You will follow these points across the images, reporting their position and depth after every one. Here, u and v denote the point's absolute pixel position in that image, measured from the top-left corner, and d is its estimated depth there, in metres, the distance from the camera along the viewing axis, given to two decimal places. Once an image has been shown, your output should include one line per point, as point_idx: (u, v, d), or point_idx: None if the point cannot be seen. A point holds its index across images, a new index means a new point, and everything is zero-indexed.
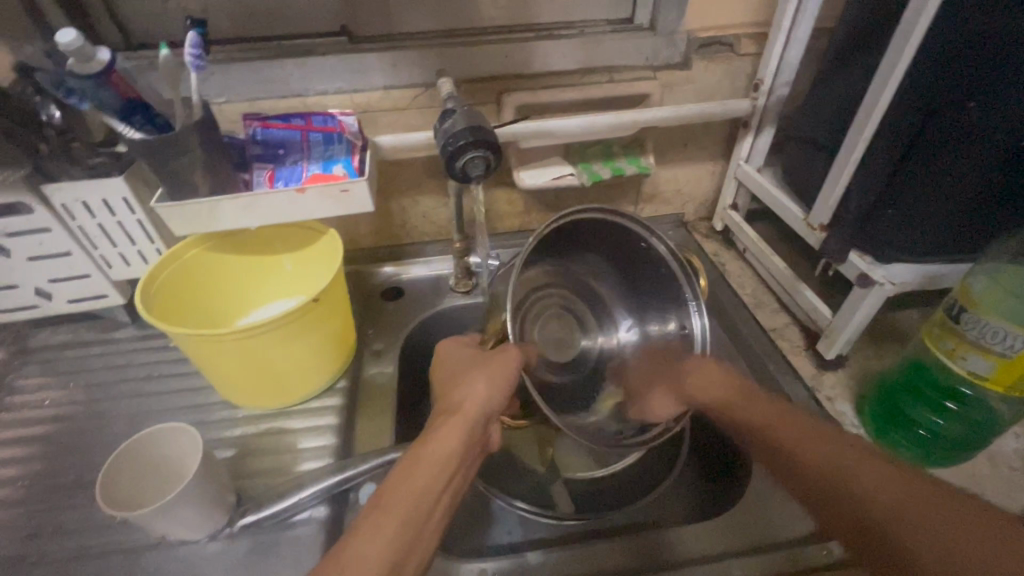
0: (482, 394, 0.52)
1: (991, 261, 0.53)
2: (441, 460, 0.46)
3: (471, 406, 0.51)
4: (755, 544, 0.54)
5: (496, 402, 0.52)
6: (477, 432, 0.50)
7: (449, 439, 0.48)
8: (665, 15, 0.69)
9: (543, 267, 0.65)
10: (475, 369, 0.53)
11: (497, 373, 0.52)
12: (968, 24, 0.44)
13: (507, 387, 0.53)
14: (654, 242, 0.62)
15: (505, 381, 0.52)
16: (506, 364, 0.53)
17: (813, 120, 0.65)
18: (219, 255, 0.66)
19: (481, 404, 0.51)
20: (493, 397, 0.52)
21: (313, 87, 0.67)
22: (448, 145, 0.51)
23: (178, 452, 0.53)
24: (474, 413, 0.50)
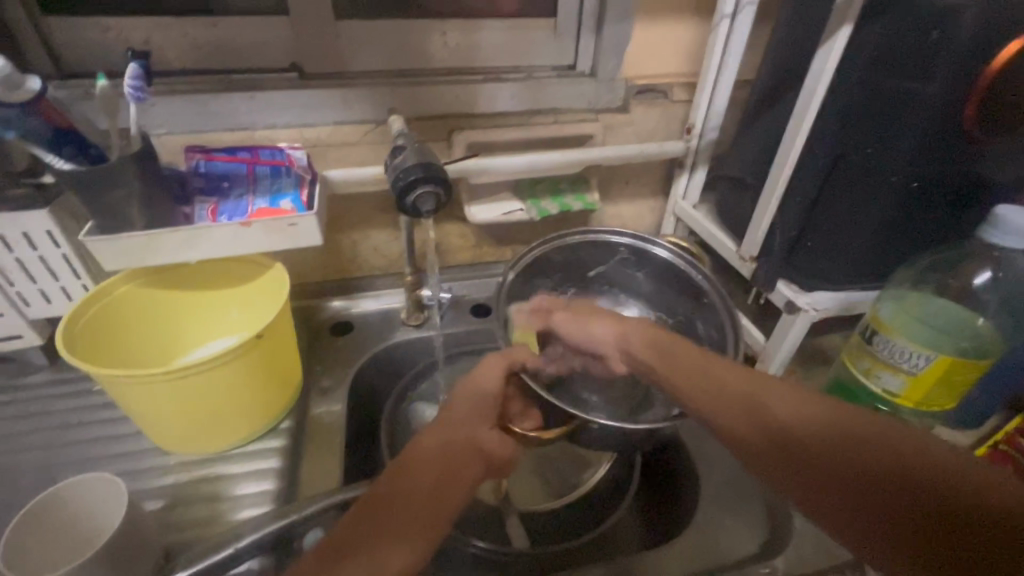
0: (466, 404, 0.52)
1: (896, 288, 0.60)
2: (427, 466, 0.45)
3: (455, 415, 0.51)
4: (705, 567, 0.55)
5: (483, 412, 0.53)
6: (468, 434, 0.49)
7: (434, 444, 0.47)
8: (605, 63, 0.74)
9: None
10: (464, 386, 0.55)
11: (480, 382, 0.55)
12: (864, 81, 0.50)
13: (493, 395, 0.55)
14: (622, 242, 0.71)
15: (487, 389, 0.55)
16: (492, 376, 0.56)
17: (741, 162, 0.71)
18: (153, 290, 0.63)
19: (468, 412, 0.52)
20: (479, 402, 0.53)
21: (262, 121, 0.66)
22: (399, 180, 0.52)
23: (98, 511, 0.48)
24: (460, 420, 0.50)
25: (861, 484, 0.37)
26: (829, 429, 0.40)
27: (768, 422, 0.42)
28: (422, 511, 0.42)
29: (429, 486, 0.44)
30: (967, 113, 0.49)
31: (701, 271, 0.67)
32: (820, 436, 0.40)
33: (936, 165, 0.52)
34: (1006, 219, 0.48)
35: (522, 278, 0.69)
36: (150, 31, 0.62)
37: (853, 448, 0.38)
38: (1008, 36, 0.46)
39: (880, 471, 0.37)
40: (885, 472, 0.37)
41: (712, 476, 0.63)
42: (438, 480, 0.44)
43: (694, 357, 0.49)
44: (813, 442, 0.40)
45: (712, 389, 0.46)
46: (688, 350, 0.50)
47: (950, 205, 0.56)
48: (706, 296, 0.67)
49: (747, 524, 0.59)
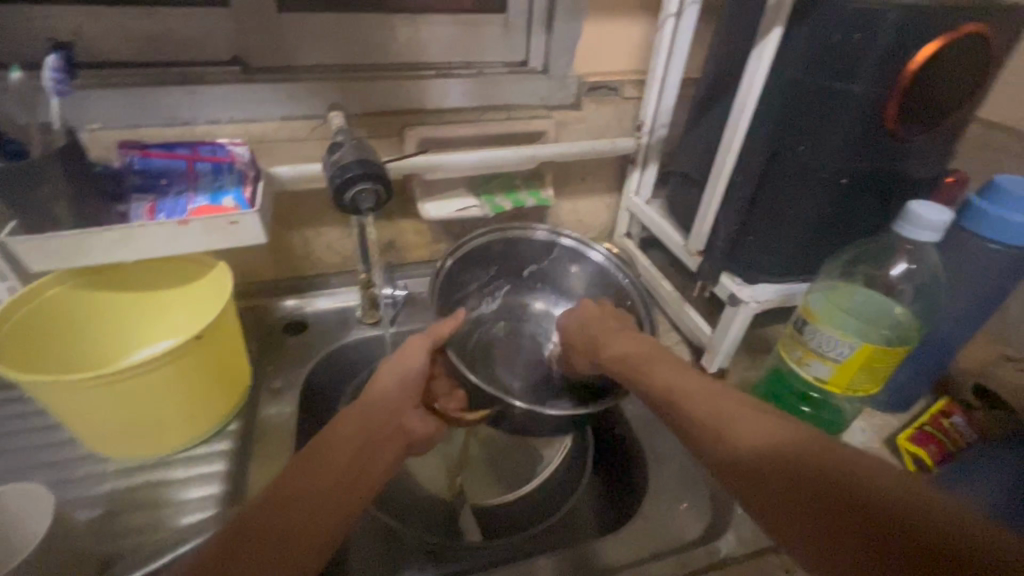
0: (393, 385, 0.53)
1: (826, 279, 0.64)
2: (333, 456, 0.45)
3: (379, 395, 0.51)
4: (653, 552, 0.56)
5: (397, 393, 0.53)
6: (388, 417, 0.51)
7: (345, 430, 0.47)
8: (556, 60, 0.75)
9: (474, 312, 0.76)
10: (392, 363, 0.54)
11: (403, 363, 0.54)
12: (795, 80, 0.52)
13: (421, 374, 0.55)
14: (562, 240, 0.72)
15: (414, 370, 0.54)
16: (417, 354, 0.55)
17: (687, 158, 0.72)
18: (87, 292, 0.60)
19: (395, 394, 0.52)
20: (406, 385, 0.53)
21: (202, 116, 0.65)
22: (336, 177, 0.51)
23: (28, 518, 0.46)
24: (384, 401, 0.51)
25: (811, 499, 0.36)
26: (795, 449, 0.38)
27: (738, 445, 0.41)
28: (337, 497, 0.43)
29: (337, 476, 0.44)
30: (889, 113, 0.51)
31: (627, 274, 0.70)
32: (781, 456, 0.38)
33: (864, 162, 0.55)
34: (917, 213, 0.51)
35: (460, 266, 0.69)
36: (79, 21, 0.59)
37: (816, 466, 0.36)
38: (922, 40, 0.48)
39: (831, 486, 0.35)
40: (844, 492, 0.34)
41: (660, 465, 0.65)
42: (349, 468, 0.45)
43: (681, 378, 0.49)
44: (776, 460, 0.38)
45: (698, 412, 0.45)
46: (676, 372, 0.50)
47: (875, 199, 0.59)
48: (631, 300, 0.69)
49: (693, 509, 0.61)
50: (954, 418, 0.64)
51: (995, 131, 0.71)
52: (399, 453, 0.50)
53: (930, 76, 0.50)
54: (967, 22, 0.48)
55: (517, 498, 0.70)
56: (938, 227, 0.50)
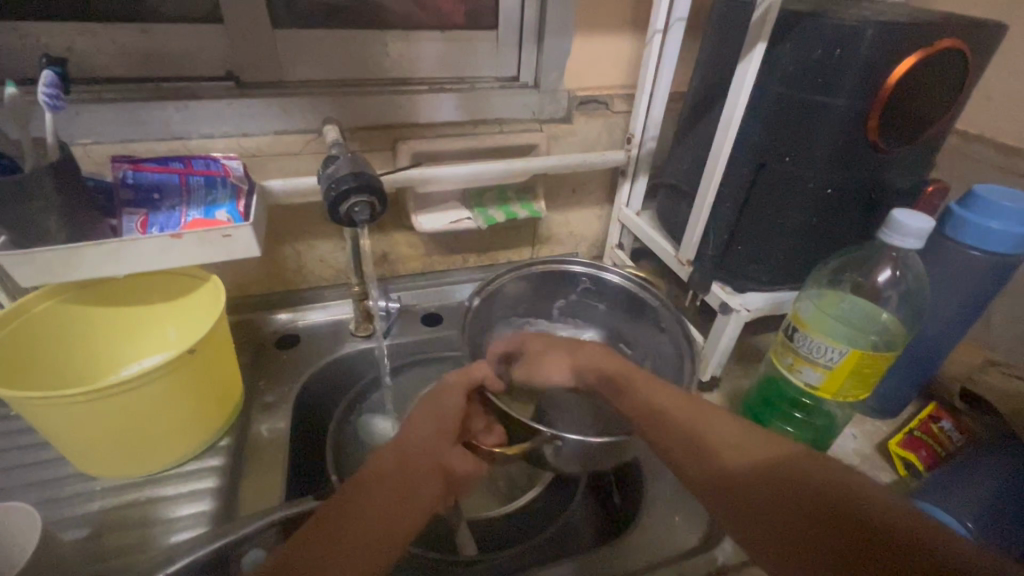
0: (427, 425, 0.51)
1: (813, 287, 0.64)
2: (375, 490, 0.44)
3: (414, 437, 0.49)
4: (651, 562, 0.56)
5: (436, 430, 0.51)
6: (425, 458, 0.48)
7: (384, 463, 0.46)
8: (547, 75, 0.76)
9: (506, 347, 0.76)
10: (427, 405, 0.54)
11: (436, 404, 0.53)
12: (779, 94, 0.54)
13: (455, 414, 0.54)
14: (581, 270, 0.74)
15: (445, 410, 0.53)
16: (454, 395, 0.55)
17: (676, 170, 0.74)
18: (78, 306, 0.60)
19: (430, 434, 0.50)
20: (441, 424, 0.52)
21: (196, 131, 0.65)
22: (332, 189, 0.51)
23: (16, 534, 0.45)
24: (419, 441, 0.49)
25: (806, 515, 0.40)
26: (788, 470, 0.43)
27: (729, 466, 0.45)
28: (378, 533, 0.42)
29: (382, 508, 0.43)
30: (871, 125, 0.53)
31: (652, 293, 0.70)
32: (777, 477, 0.43)
33: (847, 172, 0.56)
34: (900, 222, 0.52)
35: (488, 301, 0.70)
36: (72, 37, 0.59)
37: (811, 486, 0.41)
38: (900, 55, 0.49)
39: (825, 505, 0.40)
40: (820, 499, 0.40)
41: (656, 475, 0.65)
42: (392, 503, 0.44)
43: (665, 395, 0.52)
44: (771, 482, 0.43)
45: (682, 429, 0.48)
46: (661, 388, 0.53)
47: (860, 207, 0.60)
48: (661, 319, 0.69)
49: (689, 519, 0.61)
50: (943, 423, 0.65)
51: (971, 142, 0.73)
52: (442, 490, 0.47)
53: (909, 88, 0.51)
54: (944, 37, 0.50)
55: (513, 511, 0.70)
56: (922, 234, 0.52)
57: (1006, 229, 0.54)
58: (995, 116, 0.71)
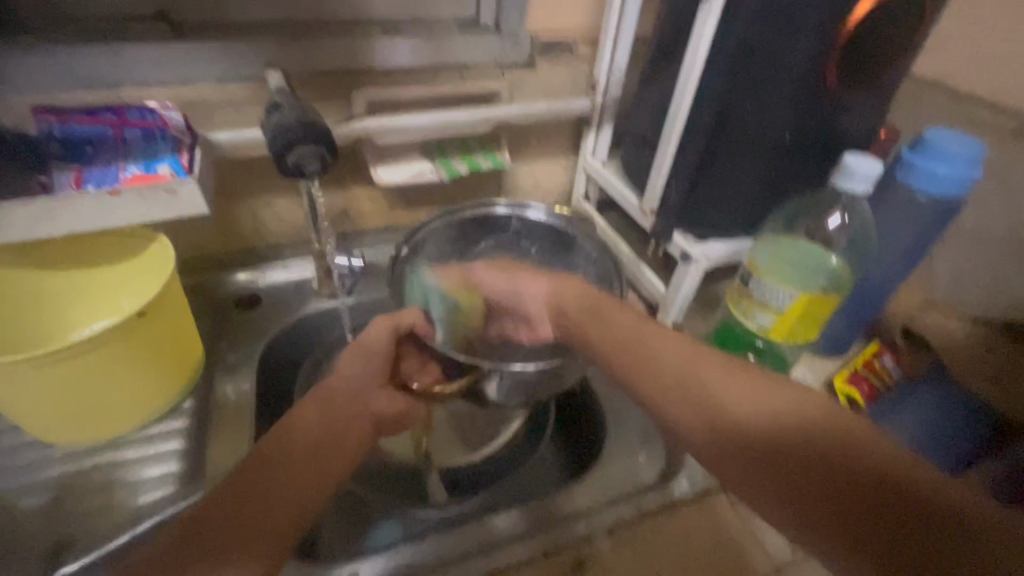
0: (357, 371, 0.52)
1: (771, 234, 0.65)
2: (298, 444, 0.44)
3: (343, 381, 0.50)
4: (613, 498, 0.59)
5: (361, 379, 0.51)
6: (354, 404, 0.49)
7: (311, 418, 0.46)
8: (508, 17, 0.73)
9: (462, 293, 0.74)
10: (355, 353, 0.53)
11: (368, 352, 0.53)
12: (742, 36, 0.52)
13: (384, 357, 0.54)
14: (500, 210, 0.72)
15: (377, 351, 0.54)
16: (379, 338, 0.54)
17: (641, 118, 0.73)
18: (14, 271, 0.57)
19: (362, 377, 0.51)
20: (371, 365, 0.53)
21: (129, 78, 0.60)
22: (277, 139, 0.49)
23: None
24: (347, 387, 0.50)
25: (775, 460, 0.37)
26: (777, 421, 0.38)
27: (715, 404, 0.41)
28: (304, 487, 0.42)
29: (301, 466, 0.43)
30: (829, 71, 0.54)
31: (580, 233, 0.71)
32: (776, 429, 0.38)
33: (803, 118, 0.57)
34: (852, 166, 0.53)
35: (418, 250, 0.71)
36: None
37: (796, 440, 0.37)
38: None
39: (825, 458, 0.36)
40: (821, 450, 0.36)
41: (620, 419, 0.67)
42: (322, 450, 0.44)
43: (654, 342, 0.47)
44: (748, 434, 0.39)
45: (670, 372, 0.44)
46: (645, 328, 0.49)
47: (815, 152, 0.61)
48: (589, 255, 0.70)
49: (650, 458, 0.64)
50: (885, 361, 0.69)
51: (927, 88, 0.74)
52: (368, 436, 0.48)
53: (866, 31, 0.51)
54: None
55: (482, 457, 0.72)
56: (871, 179, 0.53)
57: (952, 172, 0.55)
58: (951, 61, 0.72)
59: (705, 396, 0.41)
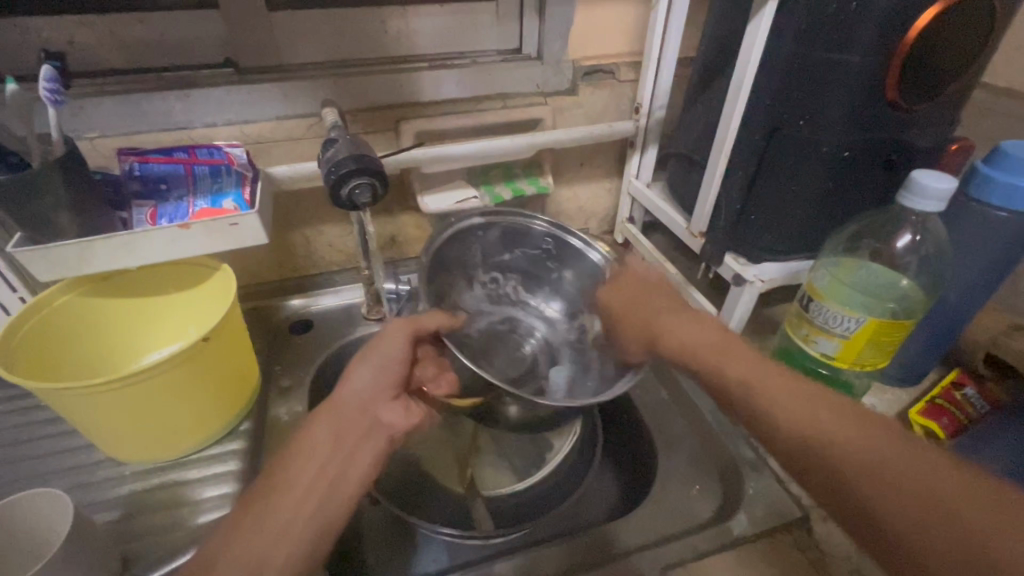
0: (367, 377, 0.50)
1: (830, 255, 0.63)
2: (307, 464, 0.44)
3: (350, 392, 0.49)
4: (662, 535, 0.56)
5: (378, 391, 0.50)
6: (361, 415, 0.48)
7: (333, 426, 0.46)
8: (550, 46, 0.74)
9: (468, 302, 0.69)
10: (360, 366, 0.51)
11: (382, 361, 0.52)
12: (792, 54, 0.51)
13: (399, 362, 0.52)
14: (539, 225, 0.67)
15: (392, 354, 0.52)
16: (393, 342, 0.53)
17: (686, 139, 0.72)
18: (95, 299, 0.61)
19: (371, 386, 0.50)
20: (381, 373, 0.51)
21: (199, 119, 0.65)
22: (332, 173, 0.51)
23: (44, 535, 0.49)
24: (355, 397, 0.49)
25: (906, 529, 0.37)
26: (922, 517, 0.36)
27: (865, 469, 0.39)
28: (321, 493, 0.43)
29: (311, 481, 0.43)
30: (889, 83, 0.50)
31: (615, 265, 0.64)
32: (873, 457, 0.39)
33: (864, 134, 0.54)
34: (921, 183, 0.50)
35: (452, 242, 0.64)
36: (71, 30, 0.59)
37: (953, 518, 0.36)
38: (921, 4, 0.47)
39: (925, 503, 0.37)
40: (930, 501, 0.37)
41: (670, 449, 0.65)
42: (326, 472, 0.44)
43: (729, 361, 0.49)
44: (828, 453, 0.41)
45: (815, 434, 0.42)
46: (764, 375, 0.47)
47: (878, 168, 0.58)
48: None
49: (704, 491, 0.61)
50: (966, 390, 0.64)
51: (999, 97, 0.69)
52: (380, 448, 0.48)
53: (931, 41, 0.48)
54: None
55: (528, 486, 0.70)
56: (944, 196, 0.50)
57: None
58: None
59: (818, 449, 0.41)
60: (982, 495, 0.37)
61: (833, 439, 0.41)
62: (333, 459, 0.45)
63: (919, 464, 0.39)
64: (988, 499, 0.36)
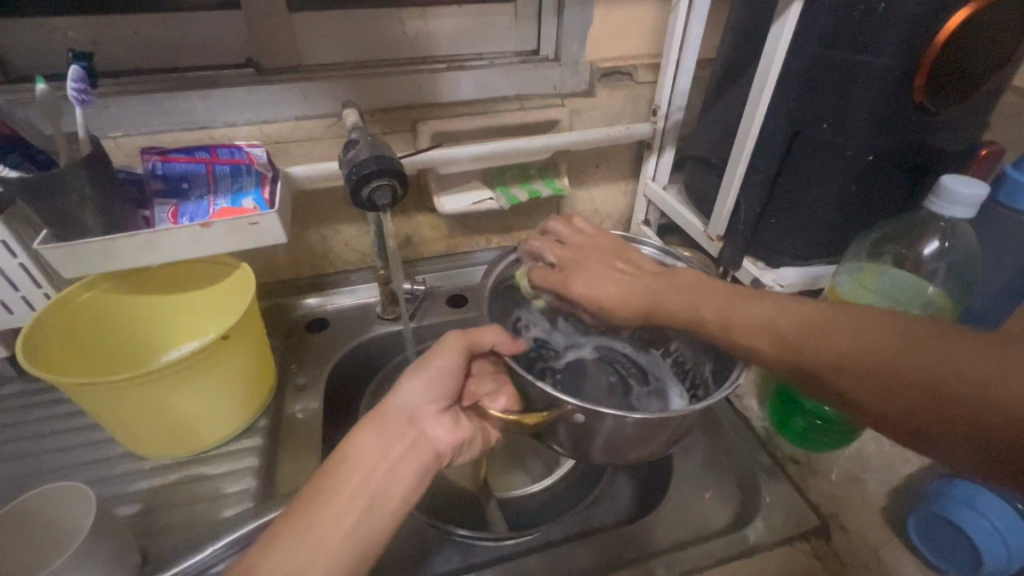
0: (418, 390, 0.49)
1: (853, 259, 0.62)
2: (350, 477, 0.44)
3: (399, 403, 0.48)
4: (678, 541, 0.56)
5: (431, 404, 0.49)
6: (406, 427, 0.47)
7: (377, 438, 0.46)
8: (568, 47, 0.74)
9: (550, 337, 0.67)
10: (416, 374, 0.49)
11: (437, 374, 0.49)
12: (817, 55, 0.50)
13: (450, 377, 0.50)
14: None
15: (444, 369, 0.49)
16: (448, 356, 0.50)
17: (704, 142, 0.71)
18: (118, 295, 0.62)
19: (419, 399, 0.49)
20: (432, 386, 0.49)
21: (219, 119, 0.65)
22: (353, 173, 0.51)
23: (69, 529, 0.50)
24: (403, 409, 0.48)
25: (907, 407, 0.36)
26: (890, 386, 0.37)
27: (848, 355, 0.40)
28: (359, 511, 0.43)
29: (351, 495, 0.43)
30: (917, 84, 0.49)
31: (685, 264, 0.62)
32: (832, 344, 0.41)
33: (889, 138, 0.53)
34: (951, 189, 0.49)
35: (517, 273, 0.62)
36: (96, 30, 0.60)
37: (951, 384, 0.34)
38: (951, 7, 0.46)
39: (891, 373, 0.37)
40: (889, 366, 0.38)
41: (686, 454, 0.64)
42: (368, 485, 0.44)
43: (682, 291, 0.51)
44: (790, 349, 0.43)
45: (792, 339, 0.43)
46: (722, 300, 0.48)
47: (903, 173, 0.57)
48: None
49: (719, 496, 0.60)
50: None
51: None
52: (424, 464, 0.47)
53: (962, 44, 0.48)
54: None
55: (541, 489, 0.70)
56: (974, 202, 0.49)
57: None
58: None
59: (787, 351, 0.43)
60: (971, 351, 0.35)
61: (801, 339, 0.42)
62: (377, 473, 0.44)
63: (872, 334, 0.39)
64: (976, 354, 0.35)
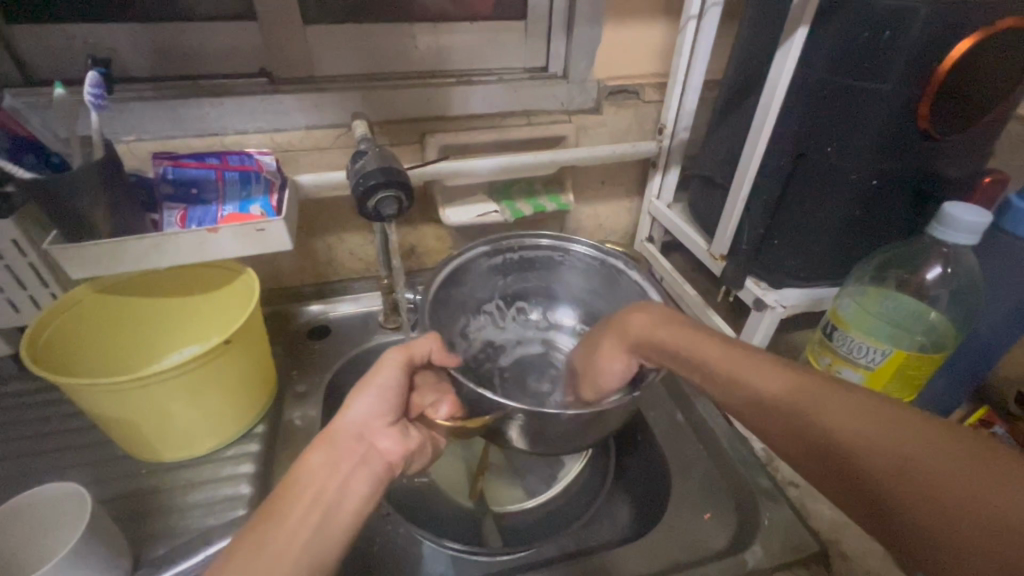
0: (363, 406, 0.48)
1: (857, 284, 0.63)
2: (306, 490, 0.42)
3: (346, 420, 0.47)
4: (674, 563, 0.55)
5: (378, 419, 0.48)
6: (356, 443, 0.46)
7: (328, 455, 0.44)
8: (577, 65, 0.75)
9: (495, 336, 0.74)
10: (359, 390, 0.49)
11: (383, 385, 0.49)
12: (822, 81, 0.51)
13: (397, 392, 0.50)
14: (539, 241, 0.66)
15: (387, 385, 0.49)
16: (389, 372, 0.50)
17: (709, 161, 0.71)
18: (120, 297, 0.63)
19: (368, 414, 0.48)
20: (382, 402, 0.49)
21: (231, 126, 0.66)
22: (359, 184, 0.52)
23: (54, 532, 0.50)
24: (350, 426, 0.47)
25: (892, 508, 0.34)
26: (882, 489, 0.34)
27: (825, 436, 0.37)
28: (316, 526, 0.40)
29: (304, 512, 0.40)
30: (921, 112, 0.50)
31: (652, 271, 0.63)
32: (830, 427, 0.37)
33: (893, 163, 0.53)
34: (954, 216, 0.49)
35: (452, 284, 0.64)
36: (114, 37, 0.62)
37: (943, 496, 0.32)
38: (957, 36, 0.46)
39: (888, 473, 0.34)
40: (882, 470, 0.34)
41: (684, 475, 0.64)
42: (319, 502, 0.41)
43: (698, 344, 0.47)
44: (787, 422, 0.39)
45: (775, 407, 0.40)
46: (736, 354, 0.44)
47: (907, 199, 0.57)
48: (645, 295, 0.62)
49: (716, 519, 0.59)
50: (995, 428, 0.61)
51: None
52: (375, 478, 0.45)
53: (967, 72, 0.48)
54: (1005, 16, 0.47)
55: (537, 505, 0.70)
56: (976, 231, 0.49)
57: None
58: None
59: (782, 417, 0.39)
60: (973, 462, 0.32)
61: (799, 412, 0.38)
62: (333, 489, 0.42)
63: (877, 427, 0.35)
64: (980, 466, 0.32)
